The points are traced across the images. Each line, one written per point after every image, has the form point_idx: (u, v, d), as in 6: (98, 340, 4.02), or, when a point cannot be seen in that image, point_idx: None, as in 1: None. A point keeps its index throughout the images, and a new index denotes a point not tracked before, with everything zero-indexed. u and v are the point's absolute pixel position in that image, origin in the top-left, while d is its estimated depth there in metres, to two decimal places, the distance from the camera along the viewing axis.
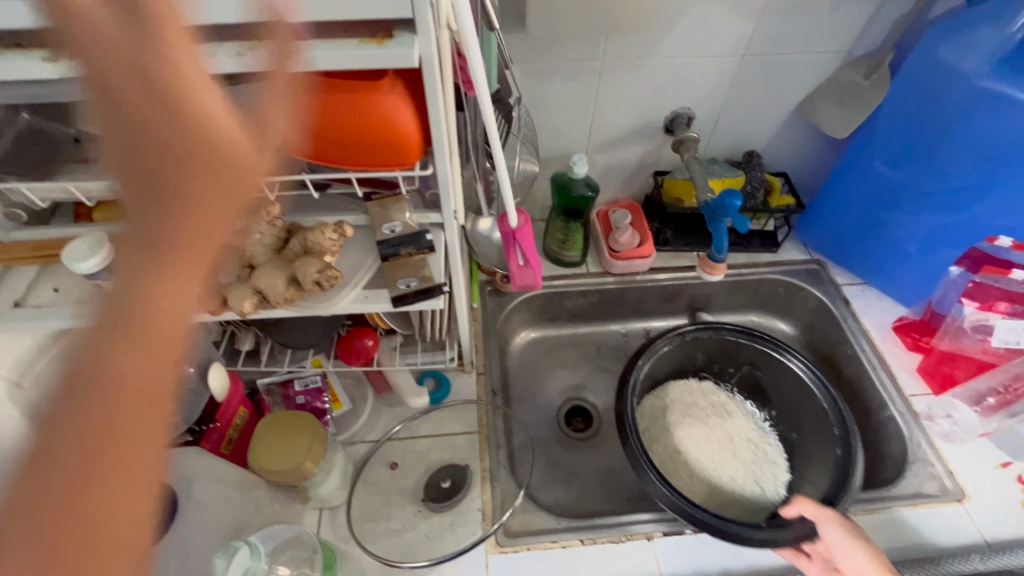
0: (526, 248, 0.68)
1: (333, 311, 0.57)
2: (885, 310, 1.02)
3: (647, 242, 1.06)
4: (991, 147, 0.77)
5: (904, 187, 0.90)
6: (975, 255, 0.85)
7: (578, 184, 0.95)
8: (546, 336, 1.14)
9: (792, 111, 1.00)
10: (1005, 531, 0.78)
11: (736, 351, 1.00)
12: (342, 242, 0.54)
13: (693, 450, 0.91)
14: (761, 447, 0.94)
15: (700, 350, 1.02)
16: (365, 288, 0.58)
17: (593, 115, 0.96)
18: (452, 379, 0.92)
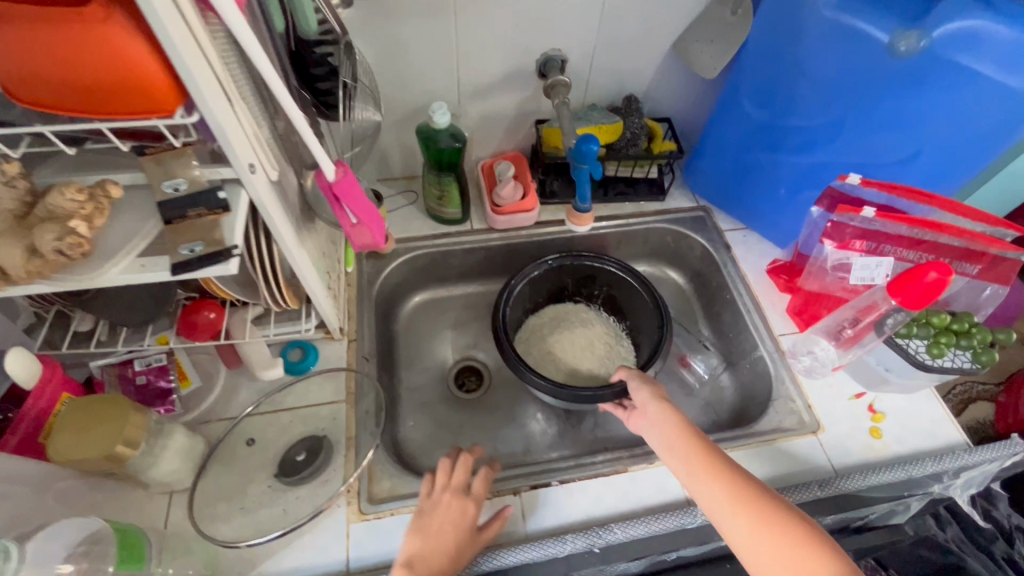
0: (353, 203, 0.63)
1: (101, 282, 0.51)
2: (763, 253, 1.03)
3: (530, 195, 1.03)
4: (842, 87, 0.77)
5: (770, 127, 0.89)
6: (832, 194, 0.85)
7: (443, 135, 0.89)
8: (437, 298, 1.10)
9: (669, 52, 0.96)
10: (853, 455, 0.83)
11: (601, 279, 1.06)
12: (108, 208, 0.49)
13: (559, 353, 1.01)
14: (613, 351, 1.03)
15: (575, 275, 1.07)
16: (146, 256, 0.53)
17: (458, 59, 0.90)
18: (321, 347, 0.88)
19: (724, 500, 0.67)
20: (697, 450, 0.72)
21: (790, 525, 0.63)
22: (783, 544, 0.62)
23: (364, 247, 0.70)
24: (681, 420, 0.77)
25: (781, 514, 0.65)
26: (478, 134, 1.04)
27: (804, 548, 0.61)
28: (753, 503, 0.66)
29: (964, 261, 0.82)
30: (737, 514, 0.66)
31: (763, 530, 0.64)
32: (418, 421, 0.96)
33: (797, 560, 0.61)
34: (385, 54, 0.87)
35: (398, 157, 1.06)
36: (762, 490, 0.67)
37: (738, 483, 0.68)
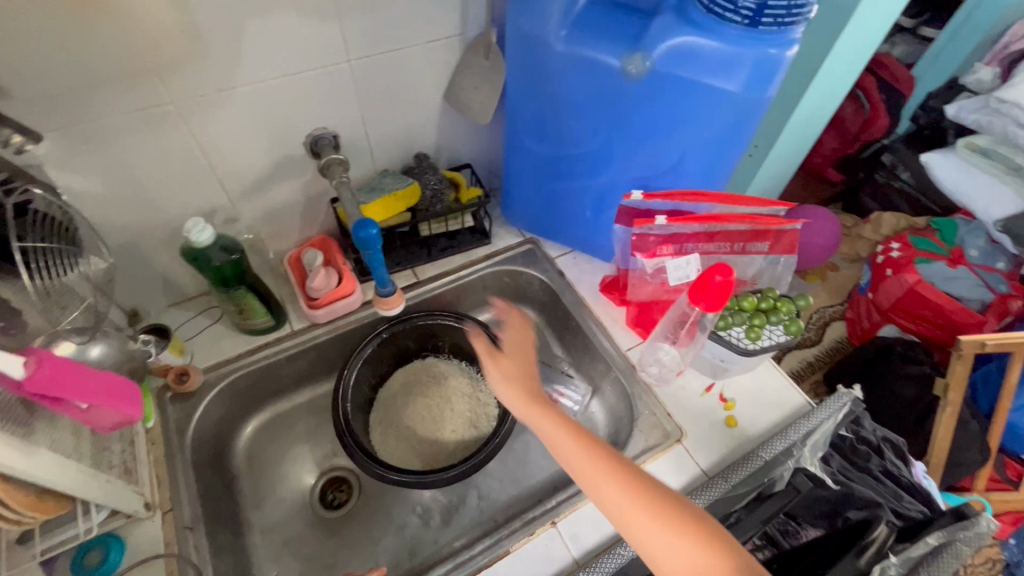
0: (74, 393, 0.51)
1: None
2: (594, 271, 1.05)
3: (347, 278, 0.95)
4: (600, 111, 0.78)
5: (556, 158, 0.89)
6: (626, 210, 0.87)
7: (213, 251, 0.78)
8: (278, 414, 0.98)
9: (442, 103, 0.94)
10: (717, 451, 0.84)
11: (442, 334, 1.01)
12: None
13: (419, 425, 0.95)
14: (474, 403, 0.98)
15: (415, 335, 1.01)
16: None
17: (209, 162, 0.80)
18: (127, 534, 0.73)
19: (617, 492, 0.60)
20: (573, 438, 0.64)
21: (666, 509, 0.58)
22: (659, 533, 0.57)
23: (116, 423, 0.59)
24: (554, 411, 0.67)
25: (656, 497, 0.59)
26: (270, 229, 0.95)
27: (680, 534, 0.57)
28: (629, 490, 0.60)
29: (754, 241, 0.87)
30: (616, 503, 0.60)
31: (643, 518, 0.58)
32: (282, 567, 0.84)
33: (673, 548, 0.56)
34: (115, 179, 0.75)
35: (184, 275, 0.93)
36: (640, 473, 0.61)
37: (614, 469, 0.61)
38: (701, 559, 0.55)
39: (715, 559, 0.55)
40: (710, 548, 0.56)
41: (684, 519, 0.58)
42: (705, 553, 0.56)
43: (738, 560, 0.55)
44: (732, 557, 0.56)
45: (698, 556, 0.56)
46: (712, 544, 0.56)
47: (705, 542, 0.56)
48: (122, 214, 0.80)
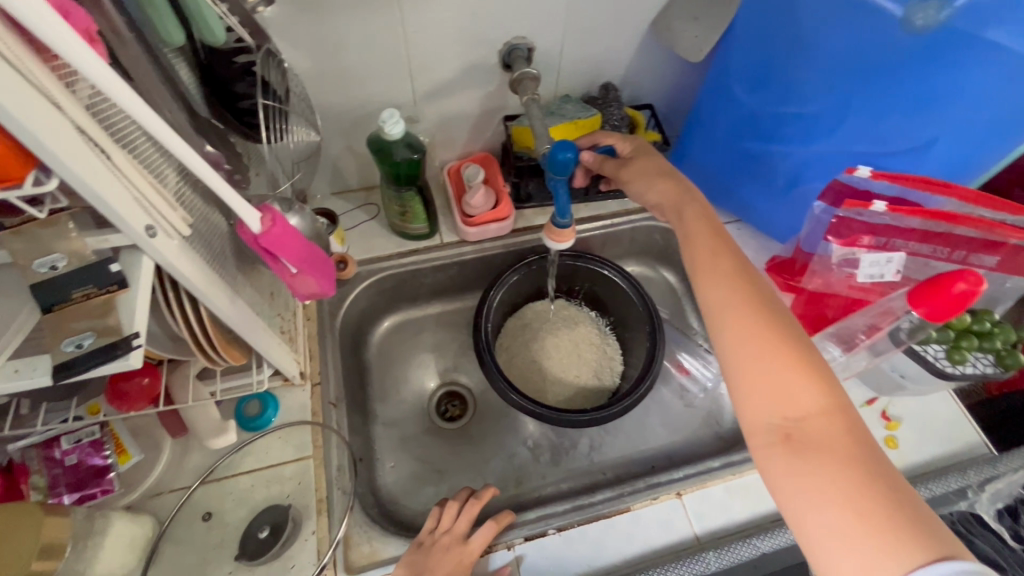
0: (285, 253, 0.53)
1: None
2: (759, 248, 0.96)
3: (504, 202, 0.92)
4: (845, 63, 0.67)
5: (766, 114, 0.79)
6: (838, 187, 0.77)
7: (398, 146, 0.79)
8: (410, 319, 1.00)
9: (648, 31, 0.85)
10: None
11: (582, 278, 0.97)
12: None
13: (545, 362, 0.94)
14: (601, 355, 0.96)
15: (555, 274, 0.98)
16: (21, 356, 0.43)
17: (408, 55, 0.78)
18: (280, 395, 0.78)
19: (744, 329, 0.53)
20: (721, 260, 0.59)
21: (789, 341, 0.51)
22: (772, 362, 0.50)
23: (310, 296, 0.60)
24: (717, 229, 0.62)
25: (781, 333, 0.52)
26: (440, 136, 0.93)
27: (795, 372, 0.50)
28: (756, 313, 0.54)
29: (981, 252, 0.74)
30: (738, 318, 0.54)
31: (761, 342, 0.52)
32: (399, 461, 0.88)
33: (780, 384, 0.50)
34: (322, 56, 0.75)
35: (352, 166, 0.94)
36: (778, 308, 0.54)
37: (750, 293, 0.55)
38: (808, 406, 0.48)
39: (824, 412, 0.48)
40: (823, 398, 0.48)
41: (806, 360, 0.50)
42: (817, 401, 0.48)
43: (851, 424, 0.47)
44: (845, 417, 0.47)
45: (808, 400, 0.48)
46: (828, 396, 0.49)
47: (820, 391, 0.49)
48: (318, 93, 0.80)
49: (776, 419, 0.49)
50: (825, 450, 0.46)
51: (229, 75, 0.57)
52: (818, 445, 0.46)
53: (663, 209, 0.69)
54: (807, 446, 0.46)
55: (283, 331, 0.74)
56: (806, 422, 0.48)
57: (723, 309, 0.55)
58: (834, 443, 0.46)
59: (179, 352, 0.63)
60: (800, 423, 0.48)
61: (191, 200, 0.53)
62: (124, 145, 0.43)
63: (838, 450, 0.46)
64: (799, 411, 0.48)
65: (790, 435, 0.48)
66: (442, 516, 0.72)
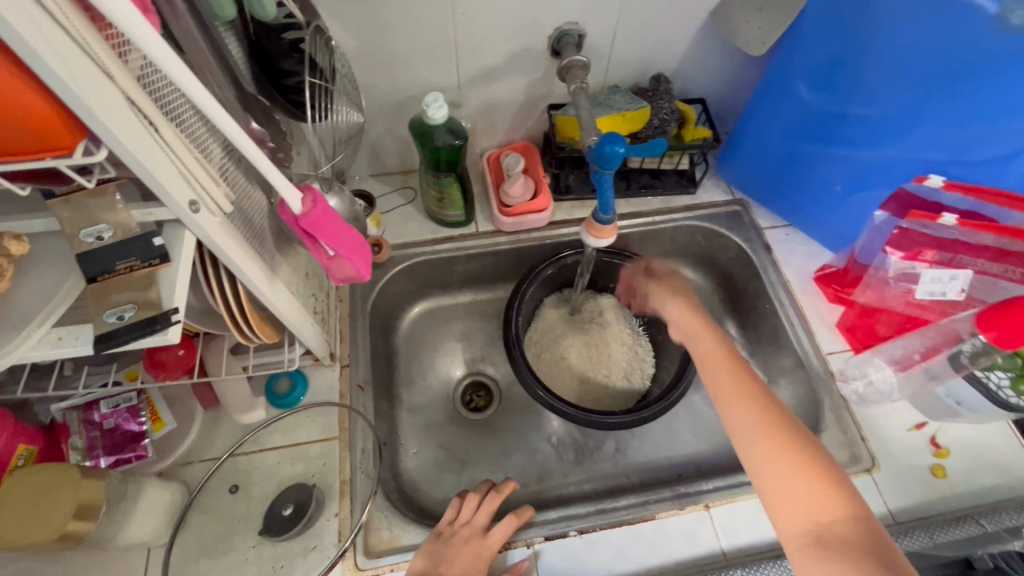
0: (327, 236, 0.52)
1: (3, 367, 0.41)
2: (809, 255, 0.91)
3: (542, 193, 0.90)
4: (924, 64, 0.62)
5: (830, 116, 0.75)
6: (903, 196, 0.73)
7: (440, 131, 0.77)
8: (440, 306, 0.99)
9: (706, 22, 0.81)
10: (912, 498, 0.72)
11: (618, 275, 0.94)
12: (12, 269, 0.40)
13: (574, 360, 0.92)
14: (633, 356, 0.93)
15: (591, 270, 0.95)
16: (66, 324, 0.43)
17: (455, 38, 0.76)
18: (309, 374, 0.78)
19: (762, 438, 0.54)
20: (736, 375, 0.60)
21: (806, 451, 0.52)
22: (795, 475, 0.51)
23: (347, 280, 0.60)
24: (728, 350, 0.63)
25: (799, 439, 0.53)
26: (481, 122, 0.91)
27: (818, 481, 0.50)
28: (775, 425, 0.54)
29: None
30: (760, 435, 0.54)
31: (783, 455, 0.52)
32: (421, 448, 0.88)
33: (808, 494, 0.50)
34: (368, 35, 0.74)
35: (391, 149, 0.93)
36: (793, 419, 0.55)
37: (768, 403, 0.56)
38: (834, 513, 0.49)
39: (851, 517, 0.48)
40: (850, 504, 0.49)
41: (827, 468, 0.51)
42: (842, 506, 0.49)
43: (877, 526, 0.48)
44: (871, 520, 0.48)
45: (834, 507, 0.49)
46: (851, 502, 0.49)
47: (845, 496, 0.49)
48: (362, 73, 0.79)
49: (807, 526, 0.49)
50: (857, 556, 0.46)
51: (276, 50, 0.56)
52: (849, 551, 0.46)
53: (683, 328, 0.69)
54: (841, 552, 0.46)
55: (316, 311, 0.74)
56: (836, 527, 0.48)
57: (738, 424, 0.56)
58: (867, 548, 0.46)
59: (214, 325, 0.62)
60: (831, 530, 0.48)
61: (235, 177, 0.53)
62: (173, 117, 0.43)
63: (869, 553, 0.46)
64: (827, 519, 0.49)
65: (822, 542, 0.48)
66: (461, 508, 0.71)
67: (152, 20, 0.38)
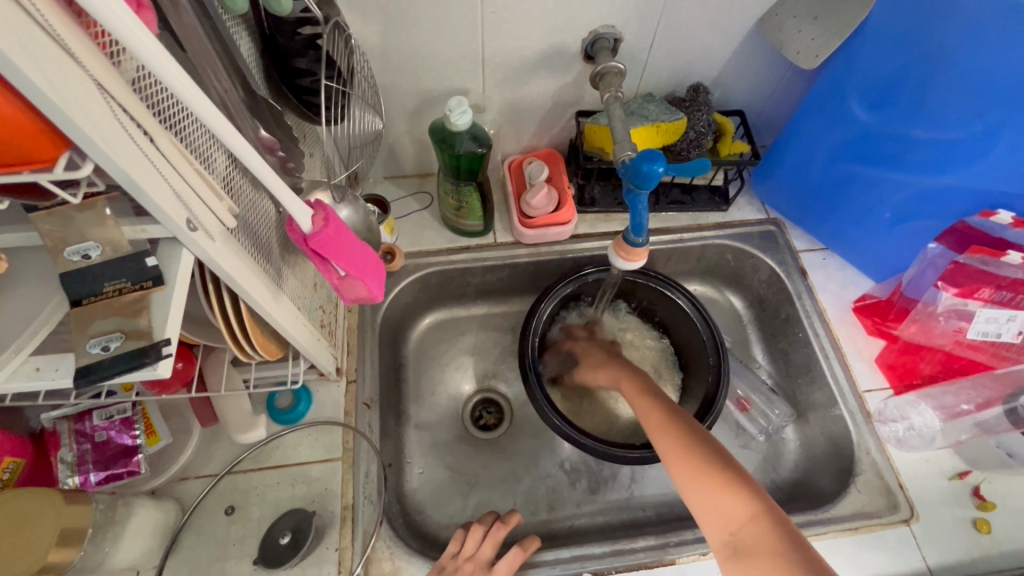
0: (338, 256, 0.48)
1: None
2: (847, 282, 0.85)
3: (566, 205, 0.85)
4: (994, 89, 0.57)
5: (883, 139, 0.69)
6: (961, 229, 0.69)
7: (463, 138, 0.72)
8: (453, 317, 0.95)
9: (753, 30, 0.75)
10: (952, 554, 0.67)
11: (643, 295, 0.89)
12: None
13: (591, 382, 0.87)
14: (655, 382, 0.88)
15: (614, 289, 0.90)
16: (48, 351, 0.39)
17: (483, 39, 0.71)
18: (314, 389, 0.74)
19: (674, 454, 0.61)
20: (659, 411, 0.66)
21: (707, 465, 0.58)
22: (703, 488, 0.57)
23: (358, 301, 0.55)
24: (646, 390, 0.70)
25: (703, 454, 0.59)
26: (504, 127, 0.86)
27: (723, 491, 0.55)
28: (685, 445, 0.60)
29: None
30: (673, 459, 0.60)
31: (687, 467, 0.59)
32: (427, 467, 0.83)
33: (715, 504, 0.55)
34: (390, 32, 0.69)
35: (410, 152, 0.89)
36: (685, 419, 0.64)
37: (679, 428, 0.62)
38: (737, 514, 0.54)
39: (751, 520, 0.53)
40: (748, 506, 0.54)
41: (728, 478, 0.56)
42: (744, 512, 0.54)
43: (778, 524, 0.52)
44: (771, 520, 0.52)
45: (737, 512, 0.54)
46: (750, 501, 0.54)
47: (746, 501, 0.54)
48: (381, 71, 0.75)
49: (724, 536, 0.54)
50: (762, 555, 0.50)
51: (290, 48, 0.51)
52: (756, 553, 0.51)
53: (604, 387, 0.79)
54: (750, 556, 0.51)
55: (324, 324, 0.70)
56: (742, 533, 0.53)
57: (662, 448, 0.62)
58: (769, 548, 0.50)
59: (211, 339, 0.57)
60: (738, 533, 0.53)
61: (240, 187, 0.49)
62: (170, 125, 0.38)
63: (766, 550, 0.50)
64: (734, 525, 0.53)
65: (734, 549, 0.52)
66: (465, 540, 0.67)
67: (146, 16, 0.33)
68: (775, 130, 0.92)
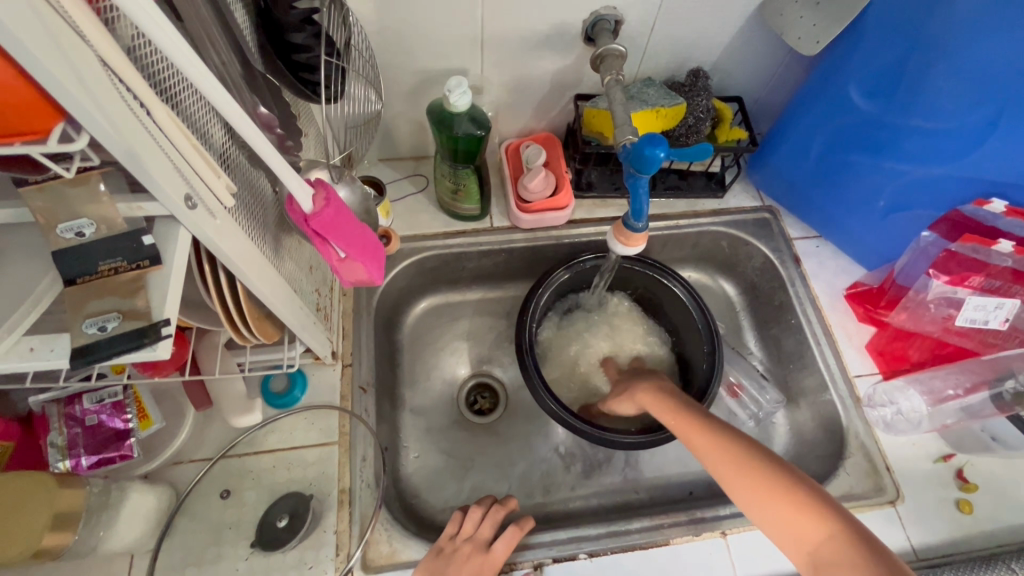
0: (340, 238, 0.47)
1: None
2: (838, 270, 0.87)
3: (564, 189, 0.84)
4: (994, 80, 0.58)
5: (882, 126, 0.69)
6: (955, 218, 0.70)
7: (462, 119, 0.71)
8: (447, 302, 0.94)
9: (755, 15, 0.74)
10: (937, 533, 0.69)
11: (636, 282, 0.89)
12: None
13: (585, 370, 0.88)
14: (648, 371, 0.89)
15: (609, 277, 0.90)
16: (42, 332, 0.38)
17: (483, 18, 0.70)
18: (309, 373, 0.74)
19: (733, 474, 0.59)
20: (704, 427, 0.64)
21: (776, 484, 0.56)
22: (779, 512, 0.55)
23: (358, 283, 0.54)
24: (680, 407, 0.68)
25: (762, 472, 0.57)
26: (502, 109, 0.85)
27: (799, 515, 0.54)
28: (741, 464, 0.59)
29: None
30: (732, 482, 0.59)
31: (751, 489, 0.57)
32: (423, 452, 0.84)
33: (792, 527, 0.54)
34: (388, 9, 0.67)
35: (406, 134, 0.87)
36: (732, 431, 0.62)
37: (728, 445, 0.61)
38: (819, 536, 0.53)
39: (833, 539, 0.52)
40: (825, 525, 0.53)
41: (799, 499, 0.55)
42: (826, 533, 0.53)
43: (857, 538, 0.51)
44: (852, 535, 0.52)
45: (816, 533, 0.53)
46: (830, 523, 0.53)
47: (825, 522, 0.53)
48: (378, 50, 0.73)
49: (806, 555, 0.54)
50: None
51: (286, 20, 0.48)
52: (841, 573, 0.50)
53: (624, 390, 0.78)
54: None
55: (319, 308, 0.69)
56: (822, 552, 0.52)
57: (722, 473, 0.60)
58: (855, 568, 0.50)
59: (207, 321, 0.56)
60: (824, 555, 0.52)
61: (237, 164, 0.48)
62: (167, 98, 0.37)
63: (852, 569, 0.50)
64: (814, 545, 0.53)
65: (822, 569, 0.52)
66: (463, 522, 0.68)
67: None
68: (772, 117, 0.92)
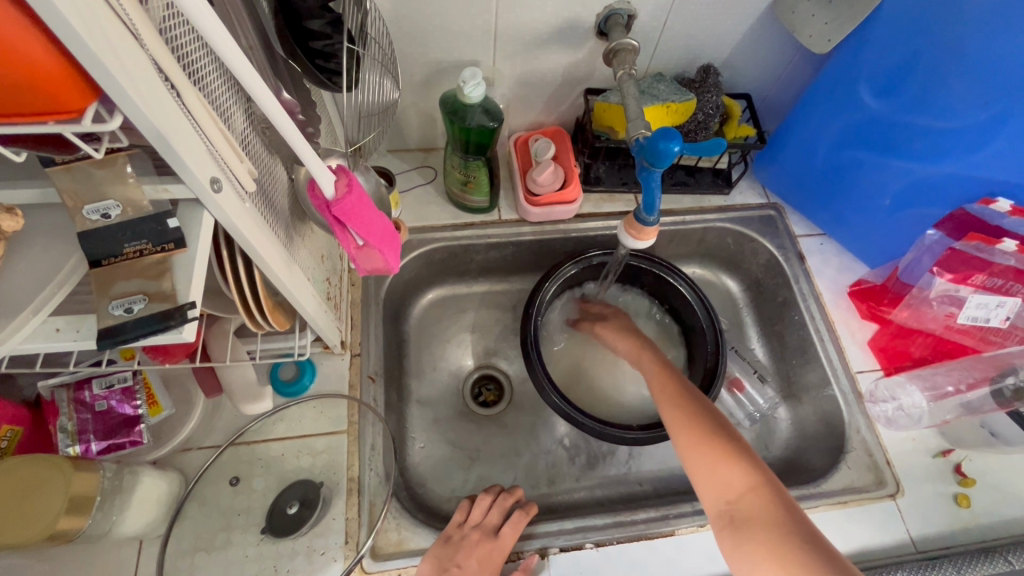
0: (358, 224, 0.47)
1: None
2: (842, 267, 0.88)
3: (573, 183, 0.84)
4: (999, 79, 0.58)
5: (889, 124, 0.70)
6: (961, 216, 0.71)
7: (474, 111, 0.72)
8: (453, 293, 0.95)
9: (767, 12, 0.75)
10: (934, 526, 0.70)
11: (642, 277, 0.90)
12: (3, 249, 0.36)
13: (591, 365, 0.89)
14: None
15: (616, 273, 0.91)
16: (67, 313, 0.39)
17: (498, 9, 0.70)
18: (318, 362, 0.74)
19: (680, 418, 0.64)
20: (672, 385, 0.69)
21: (716, 434, 0.61)
22: (708, 457, 0.60)
23: (372, 271, 0.55)
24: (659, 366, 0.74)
25: (709, 426, 0.62)
26: (513, 102, 0.85)
27: (726, 464, 0.58)
28: (692, 417, 0.64)
29: None
30: (680, 429, 0.64)
31: (694, 438, 0.62)
32: (428, 442, 0.84)
33: (716, 474, 0.58)
34: None
35: (415, 126, 0.87)
36: (693, 392, 0.68)
37: (687, 403, 0.66)
38: (738, 485, 0.57)
39: (752, 490, 0.56)
40: (749, 479, 0.57)
41: (733, 452, 0.59)
42: (746, 483, 0.56)
43: (774, 496, 0.55)
44: (771, 492, 0.55)
45: (739, 483, 0.57)
46: (753, 477, 0.57)
47: (749, 475, 0.57)
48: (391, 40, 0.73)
49: (723, 505, 0.57)
50: (759, 525, 0.53)
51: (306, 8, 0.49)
52: (753, 521, 0.53)
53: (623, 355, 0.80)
54: (745, 523, 0.54)
55: (329, 297, 0.69)
56: (741, 503, 0.56)
57: (673, 421, 0.65)
58: (765, 516, 0.53)
59: (222, 308, 0.56)
60: (738, 504, 0.56)
61: (256, 149, 0.48)
62: (195, 81, 0.37)
63: (765, 518, 0.53)
64: (736, 495, 0.56)
65: (733, 516, 0.55)
66: (471, 510, 0.69)
67: None
68: (779, 115, 0.93)
